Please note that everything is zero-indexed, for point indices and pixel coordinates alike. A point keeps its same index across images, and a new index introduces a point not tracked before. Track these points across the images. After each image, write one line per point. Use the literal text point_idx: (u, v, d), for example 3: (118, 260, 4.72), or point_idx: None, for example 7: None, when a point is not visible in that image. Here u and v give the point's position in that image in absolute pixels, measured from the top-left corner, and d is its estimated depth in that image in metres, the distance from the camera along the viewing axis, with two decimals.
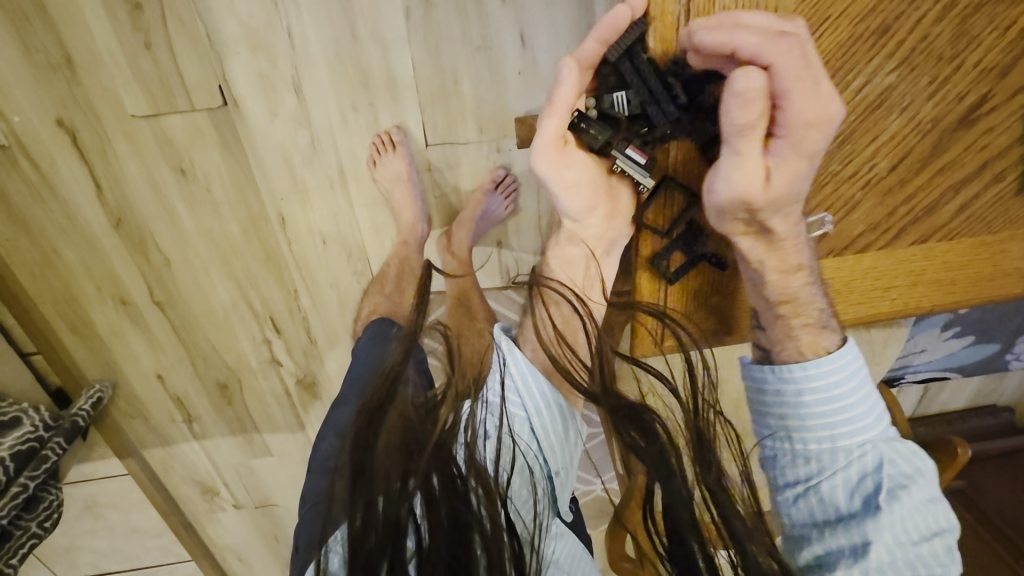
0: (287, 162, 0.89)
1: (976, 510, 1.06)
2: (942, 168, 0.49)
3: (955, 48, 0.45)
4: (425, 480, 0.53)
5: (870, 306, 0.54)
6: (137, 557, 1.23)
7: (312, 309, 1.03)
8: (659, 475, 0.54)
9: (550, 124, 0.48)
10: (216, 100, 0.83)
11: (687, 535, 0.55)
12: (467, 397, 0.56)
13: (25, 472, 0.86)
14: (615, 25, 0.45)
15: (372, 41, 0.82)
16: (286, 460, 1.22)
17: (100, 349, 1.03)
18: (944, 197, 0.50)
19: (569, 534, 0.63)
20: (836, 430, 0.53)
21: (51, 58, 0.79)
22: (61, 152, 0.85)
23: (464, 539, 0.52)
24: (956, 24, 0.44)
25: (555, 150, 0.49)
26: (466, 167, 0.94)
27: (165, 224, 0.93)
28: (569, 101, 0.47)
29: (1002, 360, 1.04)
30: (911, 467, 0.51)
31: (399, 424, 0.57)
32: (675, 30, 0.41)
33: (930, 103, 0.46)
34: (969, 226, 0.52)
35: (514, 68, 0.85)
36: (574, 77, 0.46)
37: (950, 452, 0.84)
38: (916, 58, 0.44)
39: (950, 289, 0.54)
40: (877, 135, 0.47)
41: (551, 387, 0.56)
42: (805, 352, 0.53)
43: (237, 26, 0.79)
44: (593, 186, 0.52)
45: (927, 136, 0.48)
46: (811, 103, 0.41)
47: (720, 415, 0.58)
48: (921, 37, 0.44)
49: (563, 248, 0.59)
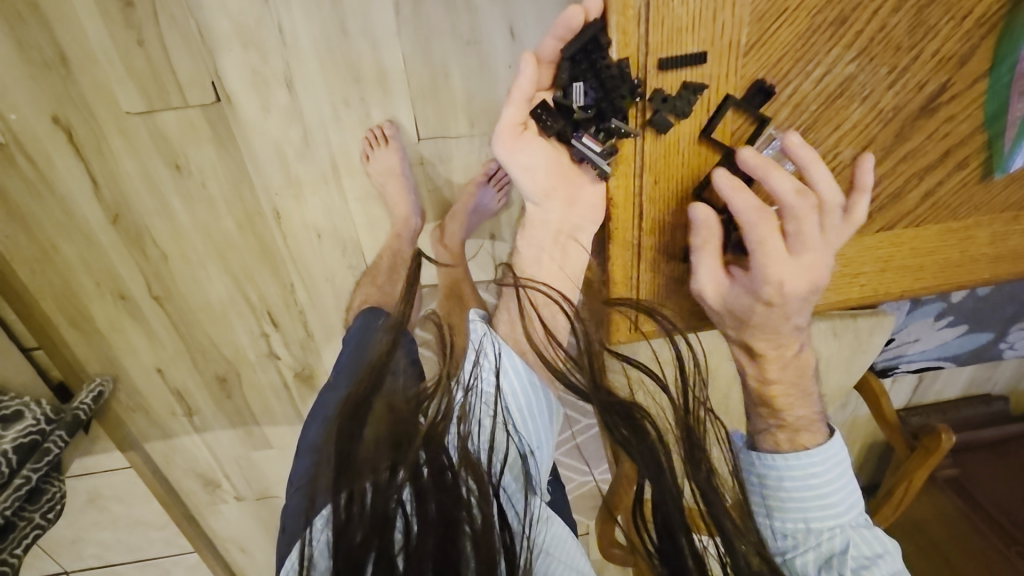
0: (281, 158, 0.90)
1: (968, 496, 1.07)
2: (906, 156, 0.50)
3: (912, 38, 0.45)
4: (415, 468, 0.54)
5: (841, 293, 0.55)
6: (141, 549, 1.25)
7: (309, 303, 1.05)
8: (650, 472, 0.55)
9: (507, 111, 0.50)
10: (209, 95, 0.84)
11: (677, 531, 0.56)
12: (456, 385, 0.57)
13: (28, 465, 0.88)
14: (567, 25, 0.46)
15: (362, 36, 0.83)
16: (286, 452, 1.24)
17: (100, 343, 1.05)
18: (909, 184, 0.51)
19: (560, 520, 0.64)
20: (809, 512, 0.57)
21: (45, 56, 0.80)
22: (58, 149, 0.86)
23: (453, 536, 0.53)
24: (913, 14, 0.44)
25: (513, 135, 0.51)
26: (458, 160, 0.95)
27: (162, 219, 0.94)
28: (525, 92, 0.49)
29: (995, 349, 1.05)
30: (874, 550, 0.55)
31: (387, 413, 0.59)
32: (634, 19, 0.42)
33: (890, 93, 0.47)
34: (935, 212, 0.53)
35: (503, 62, 0.86)
36: (532, 69, 0.49)
37: (934, 438, 0.86)
38: (874, 48, 0.45)
39: (917, 275, 0.55)
40: (839, 123, 0.48)
41: (524, 362, 0.55)
42: (783, 445, 0.59)
43: (227, 22, 0.80)
44: (549, 171, 0.52)
45: (889, 124, 0.49)
46: (784, 260, 0.48)
47: (710, 413, 0.58)
48: (880, 27, 0.44)
49: (530, 236, 0.56)
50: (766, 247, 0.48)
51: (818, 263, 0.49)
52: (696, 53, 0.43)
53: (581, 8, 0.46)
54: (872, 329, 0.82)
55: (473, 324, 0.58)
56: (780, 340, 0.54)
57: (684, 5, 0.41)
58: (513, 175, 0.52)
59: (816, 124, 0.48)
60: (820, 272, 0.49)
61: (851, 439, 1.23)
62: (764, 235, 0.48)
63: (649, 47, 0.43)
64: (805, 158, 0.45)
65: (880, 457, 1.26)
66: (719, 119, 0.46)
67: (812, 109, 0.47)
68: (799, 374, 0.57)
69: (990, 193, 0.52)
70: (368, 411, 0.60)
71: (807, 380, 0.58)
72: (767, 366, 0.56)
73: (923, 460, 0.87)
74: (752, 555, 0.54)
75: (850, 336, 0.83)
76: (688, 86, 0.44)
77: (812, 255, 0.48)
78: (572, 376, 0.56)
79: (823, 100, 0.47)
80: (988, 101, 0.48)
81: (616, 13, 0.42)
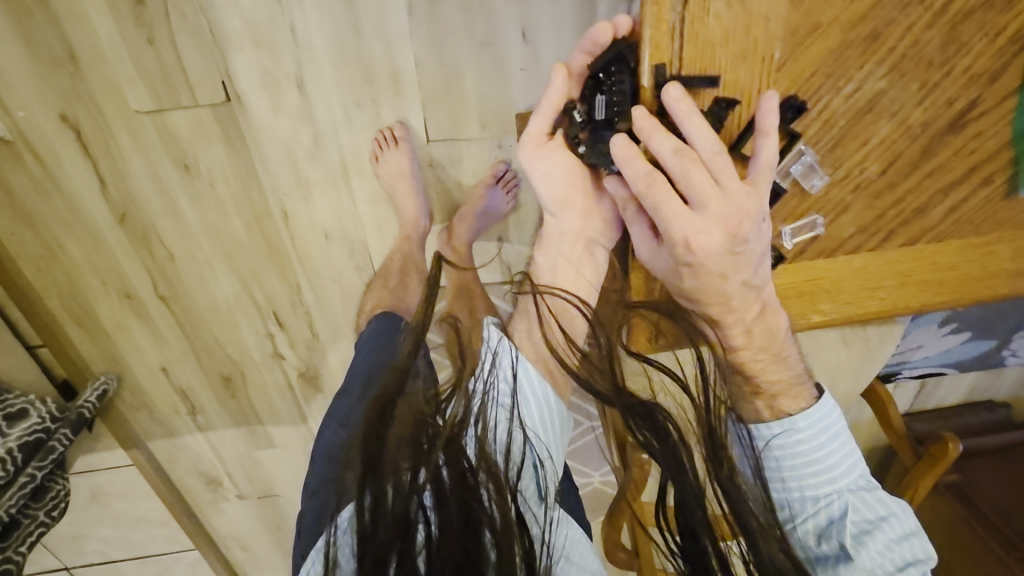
0: (291, 158, 0.89)
1: (972, 504, 1.07)
2: (931, 172, 0.49)
3: (945, 54, 0.45)
4: (436, 472, 0.53)
5: (859, 306, 0.53)
6: (143, 546, 1.23)
7: (315, 304, 1.05)
8: (671, 473, 0.54)
9: (536, 121, 0.51)
10: (219, 95, 0.83)
11: (700, 532, 0.54)
12: (476, 386, 0.57)
13: (32, 463, 0.86)
14: (596, 41, 0.47)
15: (375, 37, 0.82)
16: (289, 452, 1.24)
17: (106, 342, 1.04)
18: (933, 200, 0.51)
19: (574, 522, 0.65)
20: (803, 480, 0.57)
21: (54, 53, 0.78)
22: (65, 148, 0.85)
23: (474, 536, 0.52)
24: (946, 31, 0.44)
25: (537, 144, 0.52)
26: (468, 163, 0.94)
27: (170, 219, 0.93)
28: (554, 102, 0.50)
29: (998, 356, 1.05)
30: (874, 513, 0.54)
31: (409, 415, 0.57)
32: (668, 35, 0.41)
33: (920, 109, 0.47)
34: (958, 228, 0.52)
35: (518, 65, 0.85)
36: (563, 81, 0.49)
37: (940, 446, 0.85)
38: (905, 64, 0.45)
39: (939, 290, 0.53)
40: (866, 139, 0.48)
41: (538, 375, 0.57)
42: (765, 413, 0.57)
43: (240, 21, 0.79)
44: (567, 180, 0.52)
45: (917, 140, 0.48)
46: (689, 218, 0.44)
47: (729, 411, 0.55)
48: (912, 43, 0.44)
49: (548, 246, 0.57)
50: (668, 209, 0.44)
51: (732, 215, 0.44)
52: (729, 68, 0.43)
53: (611, 25, 0.47)
54: (883, 339, 0.80)
55: (486, 328, 0.59)
56: (733, 303, 0.49)
57: (718, 21, 0.41)
58: (534, 183, 0.53)
59: (843, 140, 0.47)
60: (738, 224, 0.44)
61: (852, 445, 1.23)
62: (661, 198, 0.44)
63: (682, 61, 0.42)
64: (675, 112, 0.42)
65: (880, 463, 1.26)
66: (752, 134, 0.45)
67: (840, 124, 0.47)
68: (769, 339, 0.53)
69: (1015, 211, 0.52)
70: (392, 412, 0.58)
71: (782, 344, 0.53)
72: (768, 355, 0.54)
73: (928, 469, 0.87)
74: (778, 552, 0.52)
75: (859, 344, 0.82)
76: (721, 101, 0.43)
77: (718, 209, 0.44)
78: (578, 369, 0.55)
79: (852, 116, 0.46)
80: (1016, 119, 0.48)
81: (650, 25, 0.40)
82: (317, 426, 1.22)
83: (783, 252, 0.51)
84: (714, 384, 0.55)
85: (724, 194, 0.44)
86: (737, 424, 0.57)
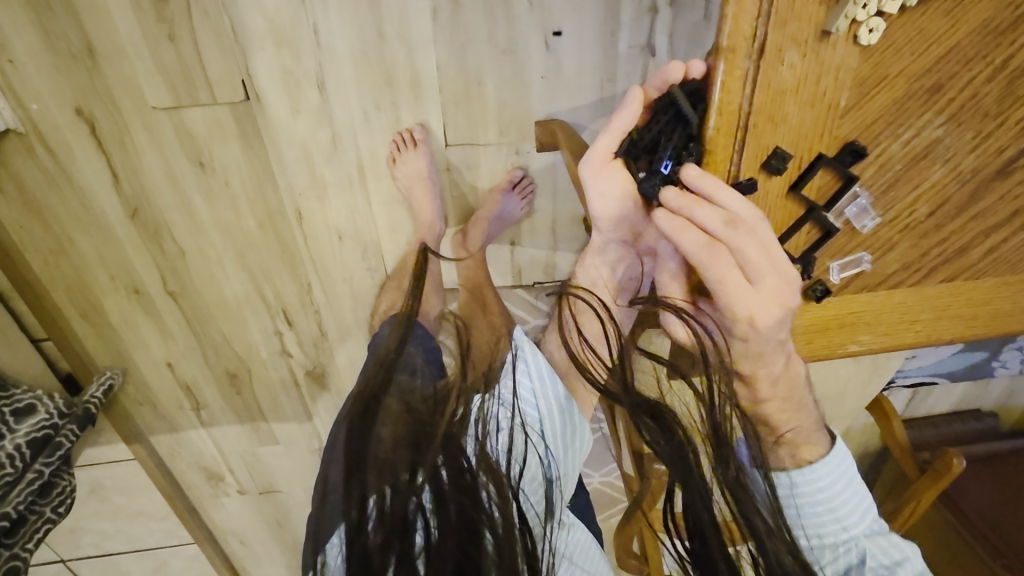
0: (307, 159, 0.89)
1: (959, 511, 1.09)
2: (976, 215, 0.50)
3: (1001, 106, 0.45)
4: (434, 471, 0.53)
5: (896, 337, 0.54)
6: (140, 540, 1.22)
7: (325, 302, 1.05)
8: (677, 472, 0.53)
9: (602, 139, 0.53)
10: (238, 94, 0.83)
11: (708, 534, 0.53)
12: (476, 391, 0.59)
13: (40, 459, 0.85)
14: (666, 78, 0.54)
15: (398, 40, 0.81)
16: (293, 448, 1.24)
17: (111, 337, 1.03)
18: (975, 241, 0.51)
19: (582, 528, 0.67)
20: (822, 528, 0.58)
21: (72, 47, 0.77)
22: (79, 142, 0.84)
23: (474, 538, 0.52)
24: (1004, 85, 0.44)
25: (601, 162, 0.54)
26: (485, 168, 0.95)
27: (182, 215, 0.92)
28: (625, 123, 0.52)
29: (990, 368, 1.08)
30: (893, 558, 0.55)
31: (398, 405, 0.61)
32: (738, 81, 0.41)
33: (972, 156, 0.47)
34: (994, 267, 0.53)
35: (538, 72, 0.85)
36: (637, 103, 0.52)
37: (944, 463, 0.86)
38: (962, 114, 0.45)
39: (970, 323, 0.55)
40: (919, 183, 0.48)
41: (565, 391, 0.61)
42: (787, 461, 0.58)
43: (262, 20, 0.78)
44: (622, 203, 0.54)
45: (966, 185, 0.48)
46: (748, 292, 0.46)
47: (737, 408, 0.53)
48: (971, 95, 0.45)
49: (587, 266, 0.62)
50: (726, 281, 0.46)
51: (784, 289, 0.46)
52: (796, 113, 0.43)
53: (683, 67, 0.53)
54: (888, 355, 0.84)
55: (515, 337, 0.63)
56: (767, 359, 0.51)
57: (792, 69, 0.41)
58: (590, 197, 0.56)
59: (898, 183, 0.47)
60: (787, 295, 0.46)
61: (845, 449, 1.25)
62: (719, 271, 0.46)
63: (753, 106, 0.42)
64: (704, 189, 0.44)
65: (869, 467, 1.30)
66: (811, 177, 0.46)
67: (896, 168, 0.47)
68: (791, 387, 0.55)
69: None
70: (381, 410, 0.61)
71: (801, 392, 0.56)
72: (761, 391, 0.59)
73: (931, 483, 0.88)
74: (783, 554, 0.52)
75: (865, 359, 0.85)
76: (779, 151, 0.44)
77: (773, 282, 0.45)
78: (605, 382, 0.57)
79: (908, 161, 0.47)
80: None
81: (723, 71, 0.41)
82: (321, 423, 1.22)
83: (828, 286, 0.52)
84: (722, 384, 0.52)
85: (777, 263, 0.45)
86: (745, 420, 0.55)
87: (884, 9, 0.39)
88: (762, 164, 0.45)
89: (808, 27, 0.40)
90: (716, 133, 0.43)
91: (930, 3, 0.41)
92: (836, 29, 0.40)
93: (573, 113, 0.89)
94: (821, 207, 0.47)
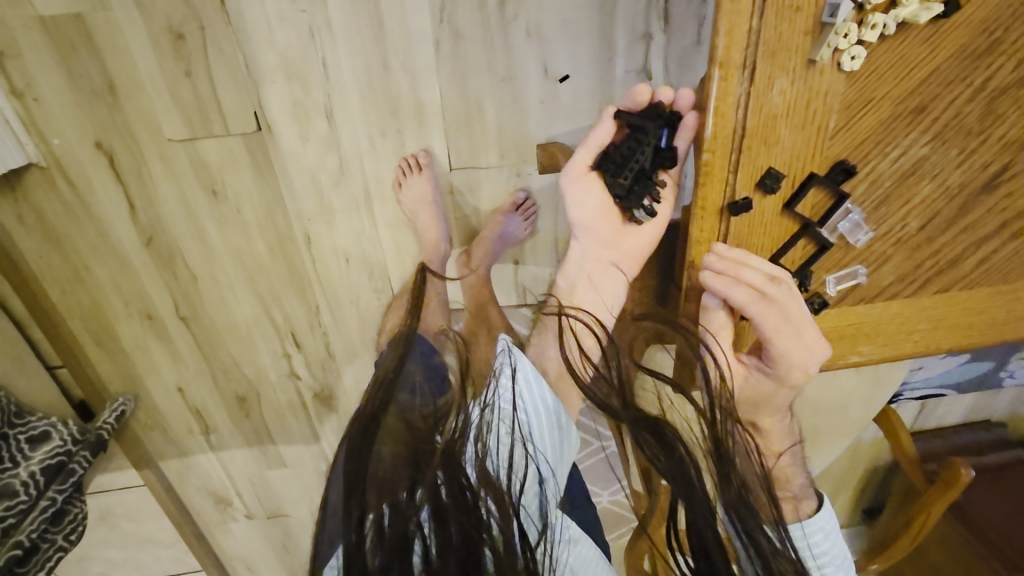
0: (316, 185, 0.93)
1: (971, 523, 1.09)
2: (967, 227, 0.52)
3: (983, 123, 0.48)
4: (433, 489, 0.54)
5: (895, 347, 0.56)
6: (147, 568, 1.21)
7: (332, 324, 1.07)
8: (680, 490, 0.54)
9: (580, 154, 0.59)
10: (250, 125, 0.86)
11: (713, 554, 0.54)
12: (473, 403, 0.62)
13: (52, 487, 0.85)
14: (637, 98, 0.57)
15: (402, 70, 0.85)
16: (300, 471, 1.25)
17: (124, 362, 1.05)
18: (966, 252, 0.53)
19: (590, 543, 0.66)
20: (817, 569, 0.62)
21: (94, 85, 0.81)
22: (98, 174, 0.87)
23: (474, 558, 0.52)
24: (985, 103, 0.47)
25: (578, 175, 0.59)
26: (487, 190, 0.98)
27: (195, 243, 0.95)
28: (600, 140, 0.58)
29: (996, 378, 1.09)
30: None
31: (398, 423, 0.61)
32: (732, 107, 0.44)
33: (958, 171, 0.49)
34: (987, 276, 0.54)
35: (536, 97, 0.88)
36: (612, 124, 0.58)
37: (952, 473, 0.86)
38: (947, 132, 0.48)
39: (967, 333, 0.56)
40: (909, 199, 0.50)
41: (553, 395, 0.61)
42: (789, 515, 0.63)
43: (274, 55, 0.82)
44: (598, 212, 0.59)
45: (954, 199, 0.51)
46: (793, 339, 0.51)
47: (735, 423, 0.55)
48: (954, 115, 0.47)
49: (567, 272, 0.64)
50: (774, 331, 0.51)
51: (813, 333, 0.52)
52: (788, 136, 0.46)
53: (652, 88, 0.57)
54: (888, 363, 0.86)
55: (504, 348, 0.64)
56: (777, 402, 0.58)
57: (782, 95, 0.44)
58: (567, 204, 0.61)
59: (889, 199, 0.50)
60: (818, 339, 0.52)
61: (854, 463, 1.25)
62: (768, 324, 0.50)
63: (746, 131, 0.45)
64: (741, 257, 0.49)
65: (880, 481, 1.29)
66: (804, 196, 0.48)
67: (886, 185, 0.49)
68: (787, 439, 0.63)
69: None
70: (379, 427, 0.61)
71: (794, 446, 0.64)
72: (757, 408, 0.59)
73: (940, 493, 0.88)
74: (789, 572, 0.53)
75: (869, 370, 0.87)
76: (772, 171, 0.46)
77: (809, 329, 0.51)
78: (601, 394, 0.58)
79: (897, 177, 0.49)
80: None
81: (717, 98, 0.44)
82: (329, 445, 1.23)
83: (826, 298, 0.53)
84: (721, 398, 0.55)
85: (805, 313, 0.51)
86: (740, 432, 0.57)
87: (863, 38, 0.42)
88: (756, 184, 0.47)
89: (796, 56, 0.43)
90: (712, 156, 0.46)
91: (911, 30, 0.44)
92: (820, 58, 0.43)
93: (571, 136, 0.92)
94: (815, 223, 0.49)
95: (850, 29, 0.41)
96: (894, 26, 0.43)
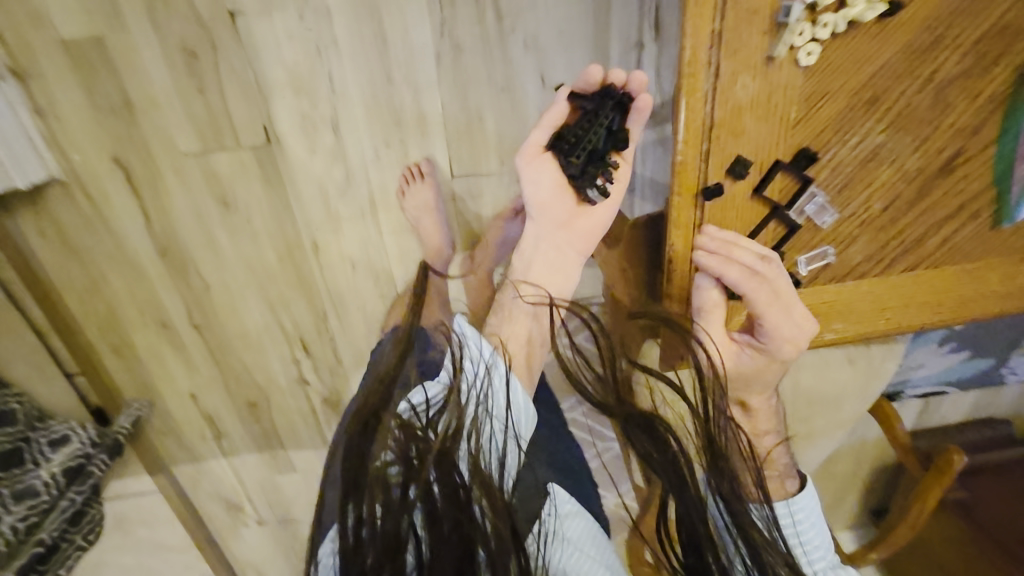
0: (323, 195, 0.96)
1: (975, 520, 1.09)
2: (928, 210, 0.55)
3: (933, 112, 0.52)
4: (426, 487, 0.56)
5: (868, 324, 0.58)
6: None
7: (339, 329, 1.09)
8: (672, 486, 0.56)
9: (537, 132, 0.65)
10: (260, 138, 0.90)
11: (703, 546, 0.55)
12: (466, 404, 0.59)
13: (71, 488, 0.89)
14: (589, 81, 0.65)
15: (405, 83, 0.89)
16: (309, 476, 1.27)
17: (139, 369, 1.08)
18: (929, 233, 0.56)
19: (585, 512, 0.68)
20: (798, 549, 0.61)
21: (112, 103, 0.85)
22: (115, 187, 0.91)
23: (468, 553, 0.55)
24: (933, 93, 0.51)
25: (535, 153, 0.65)
26: (488, 196, 1.00)
27: (207, 252, 0.99)
28: (556, 118, 0.65)
29: (999, 374, 1.10)
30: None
31: (394, 422, 0.59)
32: (700, 101, 0.49)
33: (914, 156, 0.53)
34: (951, 256, 0.57)
35: (535, 105, 0.92)
36: (566, 106, 0.65)
37: (944, 458, 0.88)
38: (900, 120, 0.52)
39: (938, 310, 0.58)
40: (870, 183, 0.54)
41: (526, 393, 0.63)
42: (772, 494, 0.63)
43: (282, 70, 0.86)
44: (552, 188, 0.65)
45: (914, 182, 0.54)
46: (784, 316, 0.54)
47: (729, 419, 0.57)
48: (906, 104, 0.51)
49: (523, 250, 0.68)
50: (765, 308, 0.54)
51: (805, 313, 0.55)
52: (752, 126, 0.51)
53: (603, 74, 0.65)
54: (884, 356, 0.88)
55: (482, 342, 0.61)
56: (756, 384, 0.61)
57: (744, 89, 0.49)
58: (523, 182, 0.67)
59: (851, 183, 0.54)
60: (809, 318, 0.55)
61: (859, 462, 1.25)
62: (760, 300, 0.54)
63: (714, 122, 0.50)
64: (731, 238, 0.53)
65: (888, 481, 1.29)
66: (771, 180, 0.52)
67: (847, 170, 0.53)
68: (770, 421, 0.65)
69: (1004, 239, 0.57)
70: (377, 427, 0.60)
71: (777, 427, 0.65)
72: (747, 387, 0.60)
73: (936, 481, 0.89)
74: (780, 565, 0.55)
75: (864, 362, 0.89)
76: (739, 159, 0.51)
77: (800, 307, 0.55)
78: (593, 390, 0.60)
79: (857, 163, 0.53)
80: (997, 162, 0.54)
81: (686, 92, 0.48)
82: None
83: (799, 277, 0.56)
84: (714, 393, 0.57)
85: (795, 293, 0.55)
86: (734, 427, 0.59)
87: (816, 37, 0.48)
88: (727, 170, 0.51)
89: (755, 54, 0.48)
90: (685, 145, 0.50)
91: (860, 29, 0.49)
92: (777, 55, 0.48)
93: None
94: (784, 206, 0.53)
95: (803, 28, 0.47)
96: (845, 25, 0.48)
